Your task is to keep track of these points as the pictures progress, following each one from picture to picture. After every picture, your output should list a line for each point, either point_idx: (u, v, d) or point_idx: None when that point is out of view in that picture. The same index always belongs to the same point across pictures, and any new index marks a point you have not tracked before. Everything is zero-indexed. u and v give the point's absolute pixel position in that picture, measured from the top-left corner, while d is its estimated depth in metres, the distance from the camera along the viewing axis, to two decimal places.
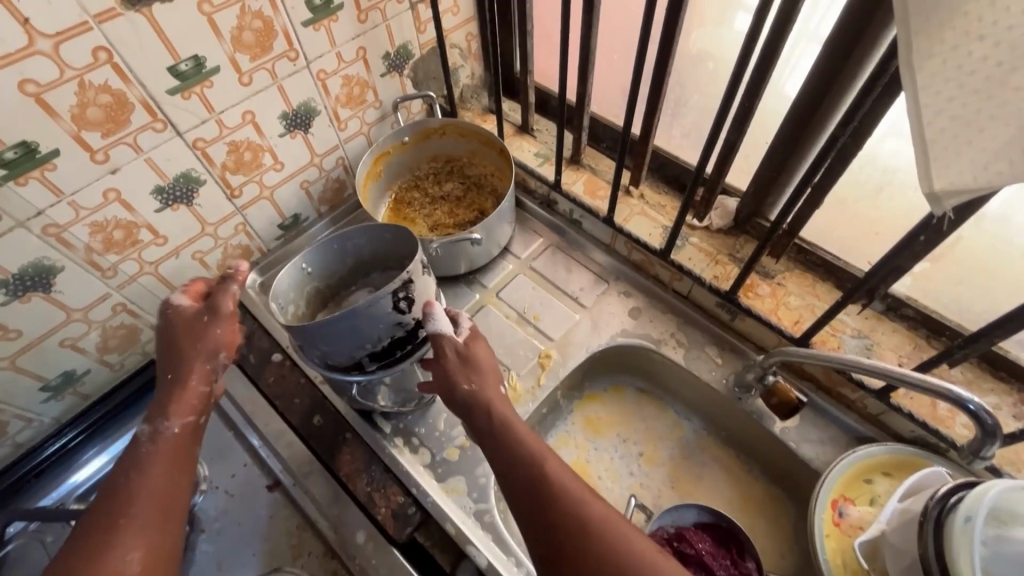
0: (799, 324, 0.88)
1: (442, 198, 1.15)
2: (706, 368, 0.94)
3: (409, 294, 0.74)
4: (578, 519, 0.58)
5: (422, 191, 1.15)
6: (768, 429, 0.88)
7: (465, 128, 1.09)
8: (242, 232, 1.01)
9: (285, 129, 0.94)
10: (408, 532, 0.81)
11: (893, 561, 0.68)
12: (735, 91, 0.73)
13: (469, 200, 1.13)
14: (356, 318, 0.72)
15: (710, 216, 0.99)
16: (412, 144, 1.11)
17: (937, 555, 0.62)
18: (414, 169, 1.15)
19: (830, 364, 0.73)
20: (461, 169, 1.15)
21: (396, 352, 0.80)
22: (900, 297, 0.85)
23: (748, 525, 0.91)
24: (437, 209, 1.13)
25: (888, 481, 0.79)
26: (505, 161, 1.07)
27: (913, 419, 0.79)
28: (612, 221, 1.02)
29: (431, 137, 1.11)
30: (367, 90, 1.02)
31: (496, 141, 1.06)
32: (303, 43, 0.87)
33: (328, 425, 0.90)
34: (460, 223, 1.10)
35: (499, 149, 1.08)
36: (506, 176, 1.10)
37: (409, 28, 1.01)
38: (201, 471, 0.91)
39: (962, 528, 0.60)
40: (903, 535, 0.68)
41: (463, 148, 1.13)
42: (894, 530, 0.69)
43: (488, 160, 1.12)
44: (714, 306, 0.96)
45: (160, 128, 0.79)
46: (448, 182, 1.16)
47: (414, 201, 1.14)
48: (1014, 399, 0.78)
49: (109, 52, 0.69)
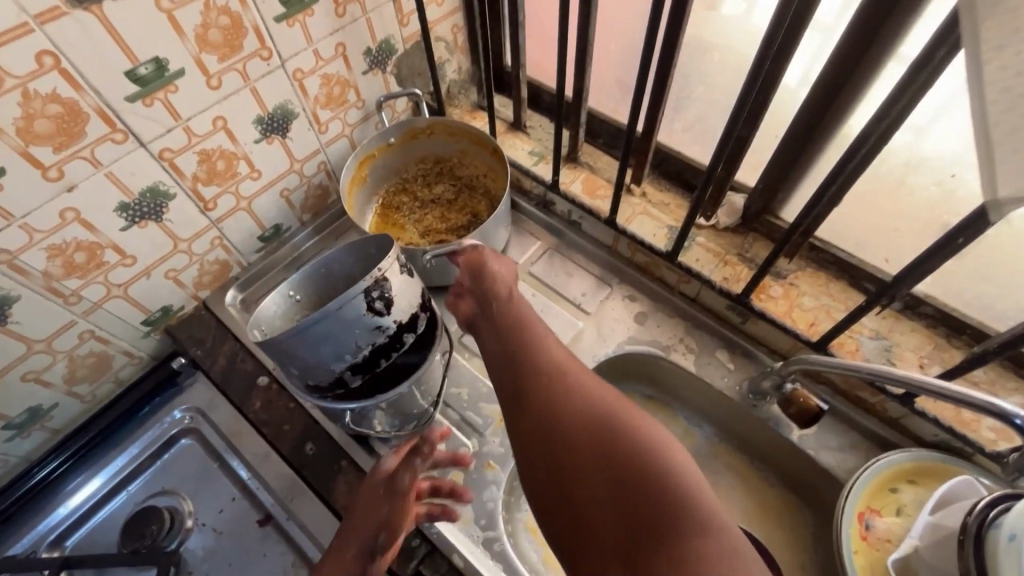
0: (815, 327, 0.83)
1: (432, 201, 1.08)
2: (718, 374, 0.90)
3: (384, 293, 0.69)
4: (555, 370, 0.57)
5: (411, 194, 1.09)
6: (785, 437, 0.85)
7: (455, 127, 1.02)
8: (219, 246, 0.93)
9: (260, 135, 0.87)
10: (412, 566, 0.76)
11: None
12: (750, 84, 0.68)
13: (461, 204, 1.07)
14: (329, 324, 0.65)
15: (717, 214, 0.94)
16: (398, 145, 1.04)
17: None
18: (401, 171, 1.08)
19: (857, 376, 0.69)
20: (452, 172, 1.09)
21: (380, 363, 0.73)
22: (918, 295, 0.81)
23: (765, 537, 0.87)
24: (428, 213, 1.07)
25: (914, 489, 0.75)
26: (498, 160, 1.01)
27: (939, 423, 0.76)
28: (614, 222, 0.97)
29: (418, 137, 1.04)
30: (348, 89, 0.95)
31: (489, 140, 0.99)
32: (275, 40, 0.79)
33: (321, 453, 0.84)
34: (453, 228, 1.04)
35: (491, 149, 1.02)
36: (501, 177, 1.04)
37: (391, 21, 0.94)
38: (187, 506, 0.87)
39: (1005, 546, 0.56)
40: (941, 553, 0.65)
41: (453, 149, 1.06)
42: (929, 547, 0.66)
43: (479, 161, 1.05)
44: (723, 309, 0.92)
45: (120, 139, 0.71)
46: (438, 185, 1.09)
47: (403, 206, 1.08)
48: None
49: (55, 57, 0.61)
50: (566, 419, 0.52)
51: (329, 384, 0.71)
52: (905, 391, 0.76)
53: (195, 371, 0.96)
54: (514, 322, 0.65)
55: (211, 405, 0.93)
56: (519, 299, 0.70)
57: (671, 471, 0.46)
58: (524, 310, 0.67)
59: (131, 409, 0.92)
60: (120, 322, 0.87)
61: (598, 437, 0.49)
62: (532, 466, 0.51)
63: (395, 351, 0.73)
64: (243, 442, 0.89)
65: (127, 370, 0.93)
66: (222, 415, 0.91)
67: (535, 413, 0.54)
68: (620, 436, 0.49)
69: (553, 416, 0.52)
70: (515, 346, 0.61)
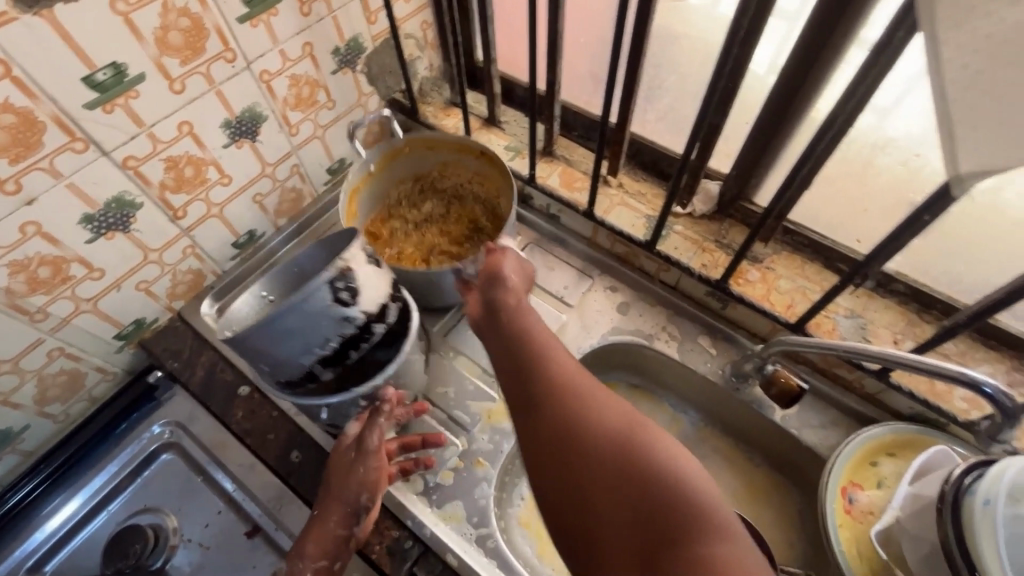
0: (793, 309, 0.85)
1: (427, 219, 1.06)
2: (701, 360, 0.91)
3: (351, 284, 0.66)
4: (569, 385, 0.55)
5: (400, 219, 1.06)
6: (768, 418, 0.86)
7: (433, 139, 1.00)
8: (192, 254, 0.91)
9: (229, 139, 0.85)
10: (406, 567, 0.75)
11: (911, 548, 0.67)
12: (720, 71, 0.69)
13: (456, 217, 1.05)
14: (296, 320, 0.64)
15: (693, 202, 0.94)
16: (382, 168, 1.01)
17: (961, 552, 0.60)
18: (384, 198, 1.05)
19: (834, 353, 0.70)
20: (437, 186, 1.07)
21: (351, 353, 0.71)
22: (889, 273, 0.82)
23: (754, 517, 0.89)
24: (426, 233, 1.04)
25: (893, 462, 0.77)
26: (487, 164, 0.99)
27: (914, 396, 0.78)
28: (592, 214, 0.97)
29: (398, 156, 1.02)
30: (317, 89, 0.93)
31: (474, 143, 0.98)
32: (239, 41, 0.78)
33: (307, 460, 0.83)
34: (458, 243, 1.02)
35: (474, 154, 1.00)
36: (490, 180, 1.02)
37: (358, 19, 0.92)
38: (171, 522, 0.85)
39: (983, 512, 0.59)
40: (919, 522, 0.67)
41: (432, 164, 1.05)
42: (909, 517, 0.68)
43: (464, 169, 1.03)
44: (703, 295, 0.93)
45: (80, 149, 0.69)
46: (427, 202, 1.07)
47: (396, 230, 1.05)
48: (1007, 367, 0.76)
49: (6, 65, 0.59)
50: (586, 436, 0.51)
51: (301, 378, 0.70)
52: (881, 367, 0.78)
53: (172, 385, 0.93)
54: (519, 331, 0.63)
55: (192, 418, 0.91)
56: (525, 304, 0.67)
57: (687, 485, 0.46)
58: (532, 319, 0.64)
59: (107, 427, 0.90)
60: (91, 338, 0.84)
61: (616, 449, 0.49)
62: (548, 481, 0.51)
63: (367, 343, 0.72)
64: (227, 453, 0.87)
65: (101, 387, 0.90)
66: (204, 428, 0.89)
67: (551, 429, 0.53)
68: (637, 448, 0.49)
69: (573, 434, 0.51)
70: (525, 359, 0.59)
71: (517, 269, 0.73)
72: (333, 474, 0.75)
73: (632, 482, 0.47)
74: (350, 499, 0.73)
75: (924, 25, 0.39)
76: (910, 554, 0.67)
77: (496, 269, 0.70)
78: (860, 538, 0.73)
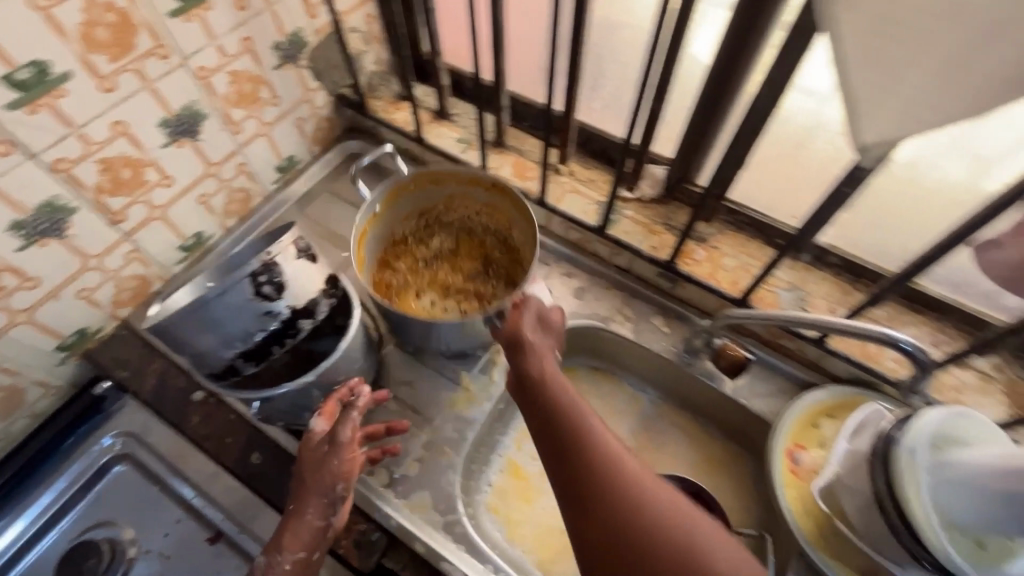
0: (737, 285, 0.89)
1: (436, 254, 1.01)
2: (656, 339, 0.95)
3: (274, 279, 0.69)
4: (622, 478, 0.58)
5: (408, 258, 1.00)
6: (719, 390, 0.90)
7: (438, 174, 0.92)
8: (136, 260, 0.88)
9: (168, 138, 0.82)
10: (375, 560, 0.75)
11: (849, 501, 0.72)
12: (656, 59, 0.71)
13: (467, 250, 1.01)
14: (214, 310, 0.66)
15: (640, 186, 0.97)
16: (386, 209, 0.94)
17: (895, 506, 0.65)
18: (389, 238, 0.99)
19: (774, 322, 0.74)
20: (443, 218, 1.00)
21: (276, 347, 0.74)
22: (824, 248, 0.86)
23: (712, 486, 0.93)
24: (436, 269, 1.00)
25: (833, 423, 0.82)
26: (499, 198, 0.93)
27: (847, 357, 0.84)
28: (544, 203, 1.00)
29: (401, 196, 0.94)
30: (260, 86, 0.91)
31: (485, 178, 0.90)
32: (172, 37, 0.75)
33: (268, 461, 0.82)
34: (473, 280, 0.98)
35: (484, 188, 0.93)
36: (500, 212, 0.96)
37: (298, 12, 0.90)
38: (128, 535, 0.83)
39: (907, 460, 0.65)
40: (856, 475, 0.71)
41: (437, 198, 0.97)
42: (848, 473, 0.72)
43: (473, 202, 0.97)
44: (654, 276, 0.97)
45: (3, 151, 0.66)
46: (434, 236, 1.01)
47: (405, 271, 0.99)
48: (931, 329, 0.82)
49: None
50: (640, 525, 0.54)
51: (225, 369, 0.73)
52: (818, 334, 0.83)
53: (121, 395, 0.90)
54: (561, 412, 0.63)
55: (145, 428, 0.88)
56: (550, 365, 0.68)
57: None
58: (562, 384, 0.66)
59: (50, 443, 0.86)
60: (29, 351, 0.80)
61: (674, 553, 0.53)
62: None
63: (293, 337, 0.75)
64: (185, 460, 0.85)
65: (44, 402, 0.86)
66: (158, 438, 0.87)
67: (609, 530, 0.55)
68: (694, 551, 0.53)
69: (626, 523, 0.55)
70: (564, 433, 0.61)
71: (539, 324, 0.73)
72: (305, 469, 0.72)
73: (689, 570, 0.52)
74: (326, 491, 0.71)
75: (826, 9, 0.43)
76: (849, 506, 0.72)
77: (520, 332, 0.71)
78: (806, 497, 0.78)
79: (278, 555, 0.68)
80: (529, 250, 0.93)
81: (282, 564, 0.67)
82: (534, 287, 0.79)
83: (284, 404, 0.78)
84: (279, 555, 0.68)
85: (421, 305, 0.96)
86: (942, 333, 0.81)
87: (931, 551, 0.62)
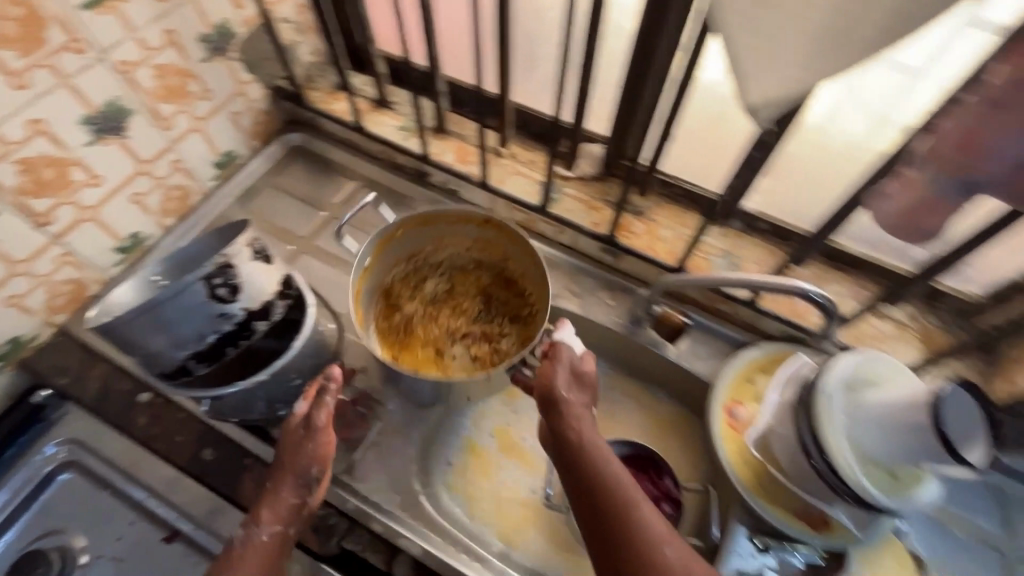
0: (673, 254, 0.94)
1: (433, 299, 0.96)
2: (603, 311, 0.97)
3: (229, 280, 0.68)
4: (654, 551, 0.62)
5: (403, 307, 0.95)
6: (665, 356, 0.93)
7: (427, 216, 0.89)
8: (69, 263, 0.86)
9: (92, 136, 0.80)
10: (335, 542, 0.82)
11: (780, 447, 0.78)
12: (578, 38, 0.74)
13: (465, 290, 0.96)
14: (164, 311, 0.65)
15: (580, 164, 1.01)
16: (375, 260, 0.89)
17: (817, 449, 0.72)
18: (378, 288, 0.93)
19: (704, 284, 0.79)
20: (434, 259, 0.96)
21: (228, 351, 0.72)
22: (753, 214, 0.90)
23: (664, 448, 0.96)
24: (435, 314, 0.94)
25: (767, 378, 0.87)
26: (491, 231, 0.91)
27: (780, 318, 0.89)
28: (487, 185, 1.02)
29: (389, 244, 0.90)
30: (188, 79, 0.89)
31: (477, 214, 0.88)
32: (87, 31, 0.73)
33: (221, 456, 0.82)
34: (477, 321, 0.93)
35: (477, 223, 0.91)
36: (494, 244, 0.93)
37: (223, 3, 0.89)
38: (77, 543, 0.81)
39: (826, 401, 0.72)
40: (785, 422, 0.78)
41: (425, 240, 0.93)
42: (778, 421, 0.79)
43: (465, 238, 0.94)
44: (597, 251, 1.00)
45: None
46: (427, 280, 0.96)
47: (404, 323, 0.93)
48: (852, 284, 0.88)
49: None
50: None
51: (174, 370, 0.71)
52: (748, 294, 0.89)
53: (63, 403, 0.88)
54: (599, 480, 0.67)
55: (91, 434, 0.86)
56: (586, 424, 0.72)
57: None
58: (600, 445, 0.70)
59: None
60: None
61: None
62: None
63: (247, 340, 0.72)
64: (134, 464, 0.84)
65: None
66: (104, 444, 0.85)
67: None
68: None
69: None
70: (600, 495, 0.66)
71: (576, 376, 0.75)
72: (284, 452, 0.75)
73: None
74: (302, 471, 0.73)
75: None
76: (781, 452, 0.78)
77: (553, 390, 0.72)
78: (743, 450, 0.83)
79: (255, 529, 0.71)
80: (531, 279, 0.92)
81: (259, 537, 0.71)
82: (561, 330, 0.78)
83: (230, 402, 0.77)
84: (257, 528, 0.71)
85: (430, 358, 0.90)
86: (861, 289, 0.87)
87: (850, 484, 0.69)
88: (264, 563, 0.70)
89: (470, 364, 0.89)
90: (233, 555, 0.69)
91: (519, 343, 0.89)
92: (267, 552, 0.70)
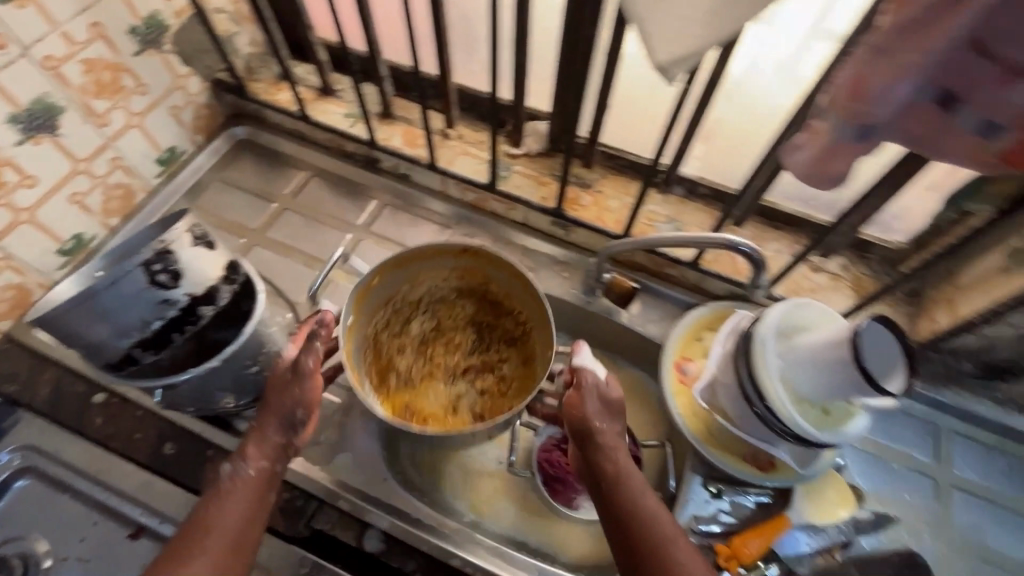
0: (621, 222, 0.97)
1: (422, 340, 0.91)
2: (557, 282, 1.00)
3: (169, 266, 0.68)
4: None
5: (396, 360, 0.88)
6: (618, 322, 0.96)
7: (396, 259, 0.83)
8: (8, 267, 0.84)
9: (20, 134, 0.78)
10: (304, 524, 0.81)
11: (724, 395, 0.81)
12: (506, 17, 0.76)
13: (453, 325, 0.92)
14: (101, 298, 0.66)
15: (526, 142, 1.03)
16: (356, 316, 0.82)
17: (757, 394, 0.75)
18: (366, 348, 0.86)
19: (645, 246, 0.82)
20: (414, 296, 0.90)
21: (174, 339, 0.73)
22: (692, 178, 0.94)
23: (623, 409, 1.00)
24: (429, 356, 0.90)
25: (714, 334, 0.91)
26: (470, 259, 0.87)
27: (708, 268, 0.94)
28: (437, 167, 1.03)
29: (366, 295, 0.83)
30: (120, 74, 0.88)
31: (453, 246, 0.84)
32: (4, 24, 0.71)
33: (183, 451, 0.84)
34: (472, 351, 0.91)
35: (454, 253, 0.86)
36: (473, 272, 0.89)
37: None
38: (41, 547, 0.80)
39: (761, 347, 0.75)
40: (727, 371, 0.80)
41: (401, 280, 0.87)
42: (721, 370, 0.82)
43: (444, 270, 0.89)
44: (547, 225, 1.03)
45: None
46: (412, 322, 0.91)
47: (405, 376, 0.88)
48: (788, 241, 0.93)
49: None
50: None
51: (124, 360, 0.72)
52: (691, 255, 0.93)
53: (15, 410, 0.87)
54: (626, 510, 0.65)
55: (45, 439, 0.85)
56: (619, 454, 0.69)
57: None
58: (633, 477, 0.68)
59: None
60: None
61: None
62: None
63: (192, 327, 0.73)
64: (99, 462, 0.84)
65: None
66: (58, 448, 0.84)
67: None
68: None
69: None
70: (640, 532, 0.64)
71: (604, 400, 0.72)
72: (271, 391, 0.73)
73: None
74: (286, 412, 0.72)
75: None
76: (726, 400, 0.81)
77: (586, 422, 0.70)
78: (695, 410, 0.86)
79: (241, 463, 0.69)
80: (517, 299, 0.88)
81: (247, 471, 0.69)
82: (579, 354, 0.75)
83: (184, 392, 0.78)
84: (243, 463, 0.69)
85: (442, 404, 0.86)
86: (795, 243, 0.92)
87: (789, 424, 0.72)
88: (258, 495, 0.68)
89: (481, 403, 0.87)
90: (220, 492, 0.67)
91: (524, 370, 0.87)
92: (256, 488, 0.68)
